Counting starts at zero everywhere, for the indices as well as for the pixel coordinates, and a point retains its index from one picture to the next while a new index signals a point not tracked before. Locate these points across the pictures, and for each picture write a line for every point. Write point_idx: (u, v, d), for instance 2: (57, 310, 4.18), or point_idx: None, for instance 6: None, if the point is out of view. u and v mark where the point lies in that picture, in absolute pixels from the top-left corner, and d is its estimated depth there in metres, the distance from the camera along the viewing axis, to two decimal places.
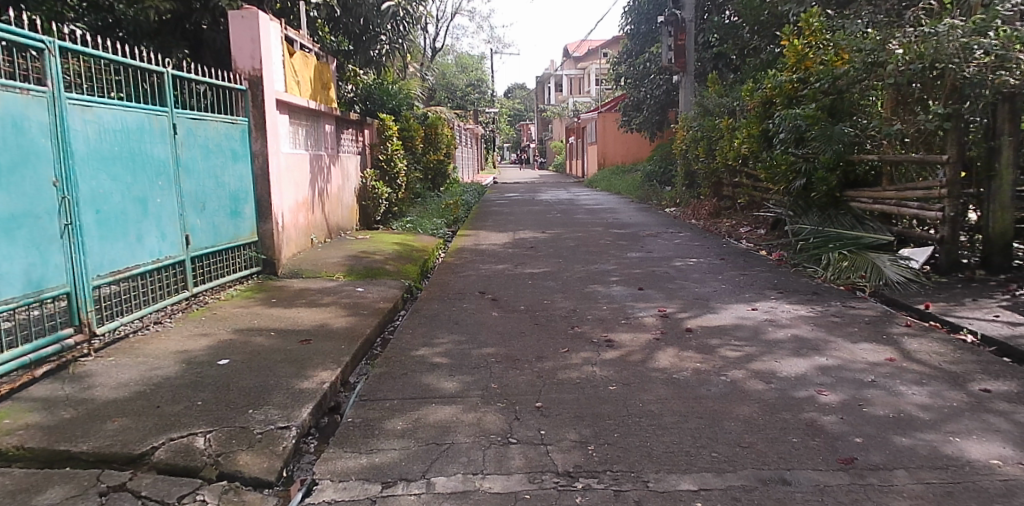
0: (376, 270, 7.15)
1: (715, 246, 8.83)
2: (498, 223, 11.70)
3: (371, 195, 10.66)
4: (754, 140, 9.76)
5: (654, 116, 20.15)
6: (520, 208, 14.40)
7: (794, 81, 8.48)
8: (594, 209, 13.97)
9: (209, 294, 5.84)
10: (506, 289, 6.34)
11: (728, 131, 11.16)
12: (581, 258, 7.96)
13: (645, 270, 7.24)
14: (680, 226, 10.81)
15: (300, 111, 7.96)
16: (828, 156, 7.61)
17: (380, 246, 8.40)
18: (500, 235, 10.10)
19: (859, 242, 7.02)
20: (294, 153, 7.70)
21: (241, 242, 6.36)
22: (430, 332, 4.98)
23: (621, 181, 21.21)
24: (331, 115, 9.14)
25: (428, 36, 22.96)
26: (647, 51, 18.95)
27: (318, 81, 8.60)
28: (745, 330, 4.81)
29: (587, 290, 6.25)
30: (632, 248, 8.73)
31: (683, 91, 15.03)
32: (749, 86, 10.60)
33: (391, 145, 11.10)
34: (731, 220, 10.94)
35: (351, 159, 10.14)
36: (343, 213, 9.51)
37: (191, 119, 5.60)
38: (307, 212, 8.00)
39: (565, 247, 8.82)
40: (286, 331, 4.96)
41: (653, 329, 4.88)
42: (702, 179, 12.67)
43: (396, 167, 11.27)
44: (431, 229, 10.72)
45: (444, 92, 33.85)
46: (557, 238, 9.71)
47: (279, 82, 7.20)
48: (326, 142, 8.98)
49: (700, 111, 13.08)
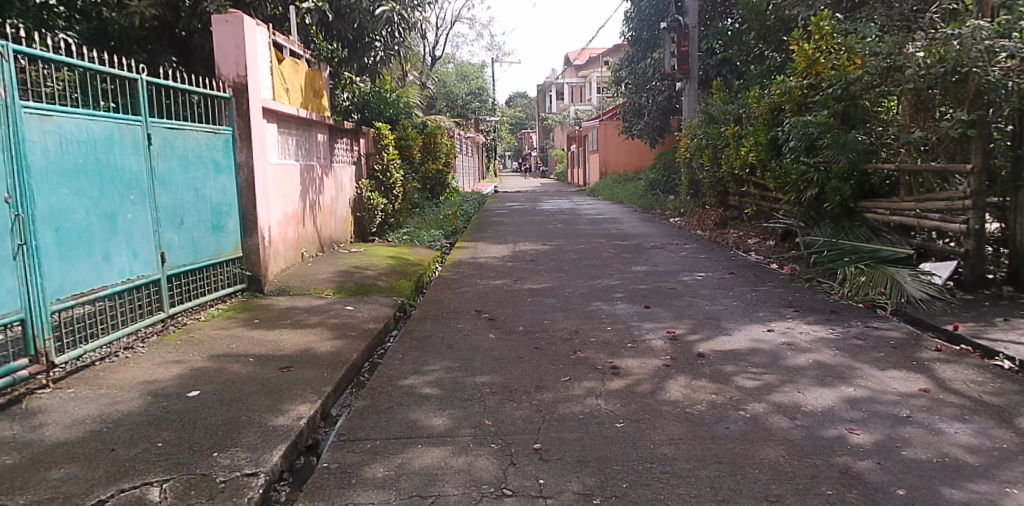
0: (368, 286, 6.80)
1: (723, 258, 8.46)
2: (497, 234, 11.35)
3: (366, 206, 10.31)
4: (762, 148, 9.40)
5: (655, 123, 19.83)
6: (520, 218, 14.08)
7: (805, 87, 8.20)
8: (596, 219, 13.62)
9: (187, 315, 5.49)
10: (504, 308, 5.98)
11: (734, 139, 10.81)
12: (583, 272, 7.60)
13: (650, 285, 6.88)
14: (685, 237, 10.45)
15: (290, 120, 7.62)
16: (842, 165, 7.26)
17: (374, 260, 8.04)
18: (499, 247, 9.75)
19: (876, 255, 6.66)
20: (282, 163, 7.36)
21: (224, 258, 6.00)
22: (421, 357, 4.63)
23: (623, 190, 20.89)
24: (324, 124, 8.81)
25: (427, 45, 22.73)
26: (649, 58, 18.62)
27: (310, 89, 8.28)
28: (762, 355, 4.44)
29: (590, 308, 5.89)
30: (636, 261, 8.37)
31: (685, 98, 14.72)
32: (756, 93, 10.26)
33: (387, 154, 10.77)
34: (738, 231, 10.59)
35: (346, 169, 9.80)
36: (336, 226, 9.16)
37: (168, 129, 5.26)
38: (297, 225, 7.65)
39: (566, 261, 8.45)
40: (265, 356, 4.60)
41: (662, 353, 4.52)
42: (707, 188, 12.32)
43: (393, 177, 10.93)
44: (428, 241, 10.37)
45: (444, 101, 33.59)
46: (558, 250, 9.36)
47: (266, 90, 6.87)
48: (319, 152, 8.65)
49: (704, 119, 12.75)
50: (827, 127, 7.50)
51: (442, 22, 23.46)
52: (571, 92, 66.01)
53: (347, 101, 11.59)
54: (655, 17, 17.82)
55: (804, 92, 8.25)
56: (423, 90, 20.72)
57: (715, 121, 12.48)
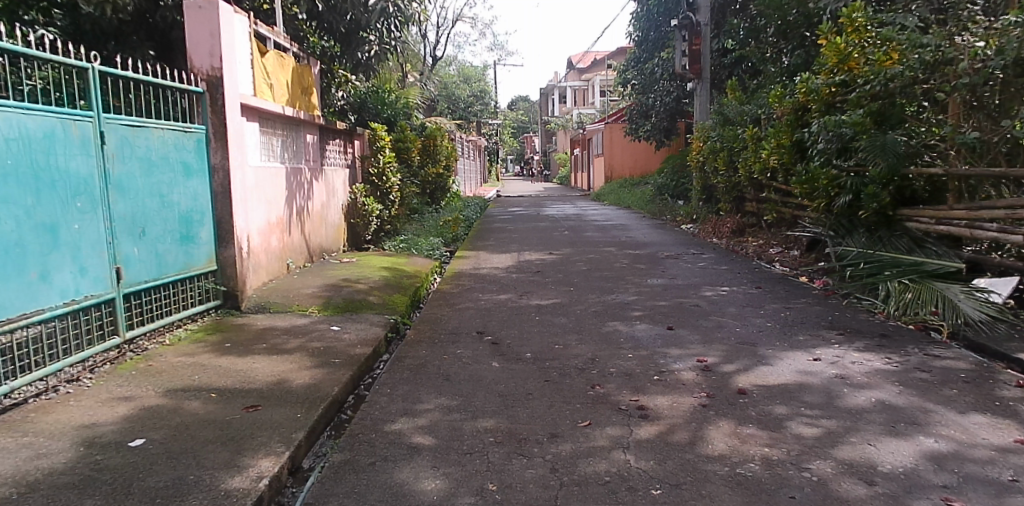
0: (357, 302, 6.12)
1: (746, 270, 7.80)
2: (500, 242, 10.69)
3: (361, 212, 9.64)
4: (787, 152, 8.73)
5: (663, 124, 19.18)
6: (525, 225, 13.42)
7: (834, 85, 7.56)
8: (604, 225, 12.97)
9: (148, 338, 4.82)
10: (509, 328, 5.31)
11: (753, 142, 10.14)
12: (595, 286, 6.92)
13: (670, 302, 6.20)
14: (701, 246, 9.79)
15: (274, 120, 6.97)
16: (880, 170, 6.60)
17: (366, 271, 7.39)
18: (503, 256, 9.08)
19: (920, 268, 5.97)
20: (265, 166, 6.70)
21: (194, 272, 5.34)
22: (414, 390, 3.97)
23: (630, 195, 20.23)
24: (314, 124, 8.16)
25: (428, 46, 22.13)
26: (657, 57, 17.98)
27: (298, 85, 7.63)
28: (815, 393, 3.77)
29: (606, 330, 5.22)
30: (652, 273, 7.70)
31: (697, 100, 14.08)
32: (777, 92, 9.63)
33: (383, 157, 10.08)
34: (757, 239, 9.93)
35: (338, 173, 9.15)
36: (327, 234, 8.51)
37: (127, 126, 4.61)
38: (282, 234, 7.00)
39: (576, 273, 7.79)
40: (231, 392, 3.93)
41: (695, 388, 3.85)
42: (723, 194, 11.65)
43: (389, 181, 10.26)
44: (426, 250, 9.70)
45: (445, 105, 32.99)
46: (566, 260, 8.68)
47: (246, 86, 6.23)
48: (308, 155, 8.00)
49: (719, 120, 12.08)
50: (863, 127, 6.84)
51: (443, 22, 22.83)
52: (574, 95, 65.39)
53: (340, 100, 10.91)
54: (663, 17, 17.19)
55: (834, 90, 7.61)
56: (423, 92, 20.09)
57: (730, 122, 11.81)
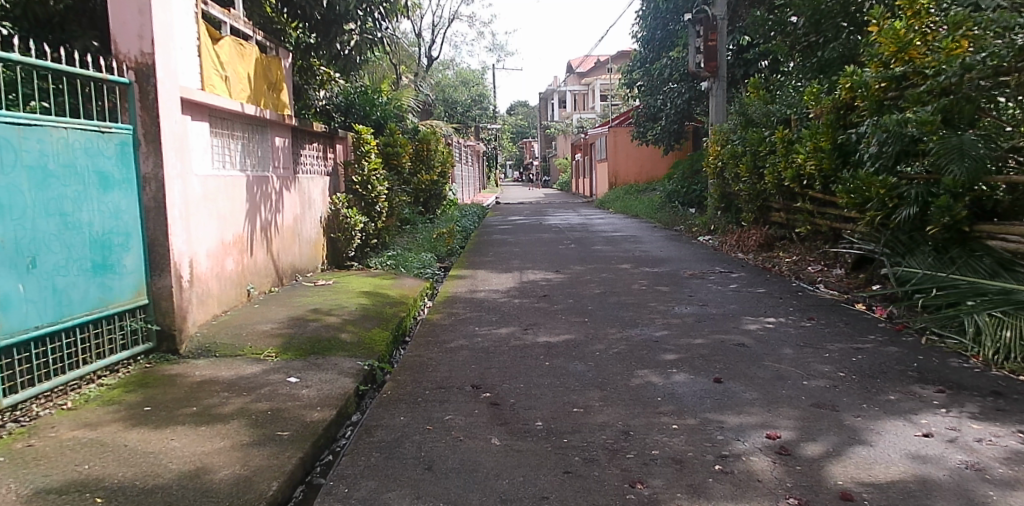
0: (326, 341, 4.99)
1: (788, 294, 6.68)
2: (500, 258, 9.58)
3: (343, 226, 8.49)
4: (827, 156, 7.80)
5: (672, 127, 18.06)
6: (527, 237, 12.31)
7: (889, 78, 6.64)
8: (614, 237, 11.86)
9: (43, 401, 3.71)
10: (513, 381, 4.19)
11: (783, 145, 9.02)
12: (615, 318, 5.78)
13: (709, 339, 5.07)
14: (727, 262, 8.71)
15: (230, 119, 5.86)
16: (954, 177, 5.52)
17: (344, 297, 6.29)
18: (503, 276, 7.97)
19: (1010, 297, 4.75)
20: (219, 174, 5.60)
21: (113, 309, 4.22)
22: (382, 489, 2.84)
23: (637, 202, 19.14)
24: (285, 126, 7.06)
25: (423, 46, 21.02)
26: (665, 57, 16.85)
27: (263, 80, 6.53)
28: (950, 499, 2.65)
29: (637, 384, 4.09)
30: (678, 298, 6.58)
31: (712, 101, 13.12)
32: (814, 88, 8.66)
33: (369, 163, 8.99)
34: (790, 255, 8.88)
35: (315, 182, 8.05)
36: (300, 251, 7.40)
37: (11, 126, 3.51)
38: (241, 255, 5.90)
39: (588, 298, 6.66)
40: (127, 493, 2.81)
41: (778, 489, 2.73)
42: (746, 203, 10.53)
43: (377, 189, 9.09)
44: (416, 268, 8.58)
45: (442, 108, 31.91)
46: (577, 281, 7.56)
47: (189, 78, 5.13)
48: (277, 160, 6.89)
49: (742, 122, 10.97)
50: (933, 127, 5.83)
51: (439, 21, 21.71)
52: (574, 99, 64.34)
53: (323, 100, 10.00)
54: (672, 14, 16.14)
55: (886, 85, 6.70)
56: (418, 93, 18.96)
57: (754, 124, 10.69)
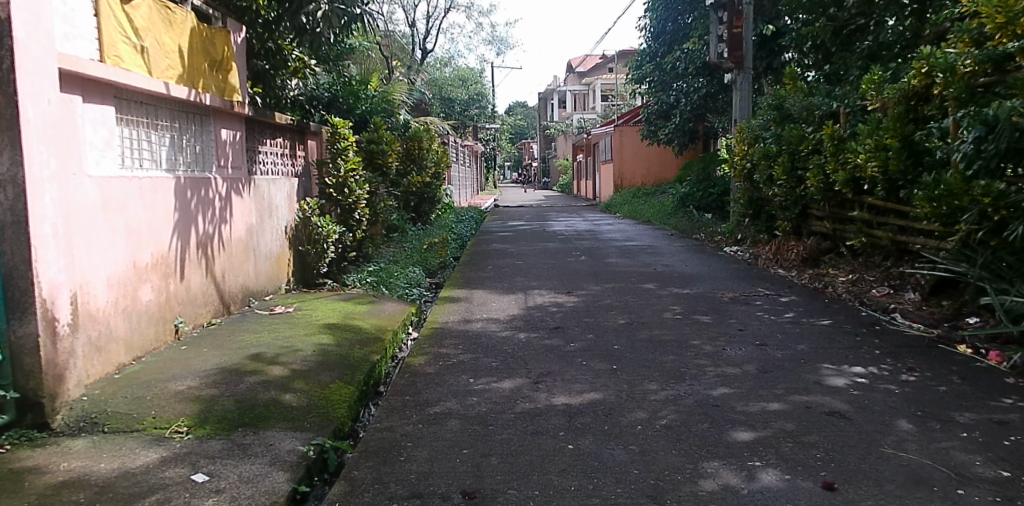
0: (262, 407, 3.61)
1: (863, 328, 5.32)
2: (501, 274, 8.22)
3: (313, 238, 7.16)
4: (894, 156, 6.47)
5: (687, 125, 16.82)
6: (530, 246, 10.96)
7: (990, 59, 5.31)
8: (629, 248, 10.48)
9: None
10: (523, 484, 2.82)
11: (832, 144, 7.67)
12: (654, 366, 4.40)
13: (788, 404, 3.70)
14: (768, 281, 7.37)
15: (147, 103, 4.50)
16: None
17: (302, 331, 4.93)
18: (504, 300, 6.61)
19: None
20: (131, 176, 4.25)
21: None
22: None
23: (647, 207, 17.73)
24: (234, 115, 5.71)
25: (416, 38, 19.71)
26: (679, 49, 15.54)
27: (202, 56, 5.19)
28: None
29: (708, 491, 2.72)
30: (725, 333, 5.21)
31: (736, 95, 11.87)
32: (874, 76, 7.36)
33: (346, 162, 7.55)
34: (842, 273, 7.56)
35: (278, 185, 6.71)
36: (255, 270, 6.06)
37: None
38: (164, 281, 4.55)
39: (612, 333, 5.29)
40: None
41: None
42: (782, 211, 9.18)
43: (355, 192, 7.52)
44: (401, 288, 7.22)
45: (437, 107, 30.57)
46: (595, 308, 6.17)
47: (81, 45, 3.77)
48: (223, 158, 5.55)
49: (776, 118, 9.62)
50: None
51: (432, 11, 20.37)
52: (574, 100, 63.03)
53: (296, 92, 9.10)
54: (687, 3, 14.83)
55: (980, 68, 5.40)
56: (410, 88, 17.62)
57: (791, 120, 9.38)
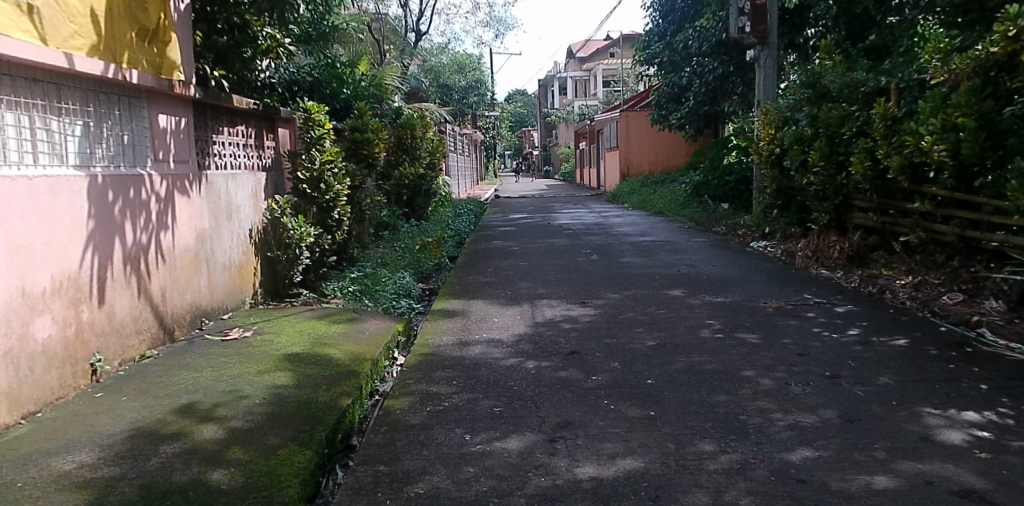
0: (176, 494, 2.57)
1: (953, 350, 4.29)
2: (504, 279, 7.22)
3: (285, 242, 6.18)
4: (967, 138, 5.42)
5: (701, 109, 15.77)
6: (536, 243, 9.96)
7: None
8: (644, 244, 9.46)
9: None
10: None
11: (885, 124, 6.62)
12: (703, 413, 3.39)
13: (901, 478, 2.69)
14: (813, 285, 6.36)
15: (41, 78, 3.47)
16: None
17: (255, 366, 3.93)
18: (508, 314, 5.61)
19: None
20: (16, 174, 3.21)
21: None
22: None
23: (657, 196, 16.69)
24: (173, 98, 4.68)
25: (409, 20, 18.62)
26: (691, 26, 14.45)
27: (127, 22, 4.16)
28: None
29: None
30: (782, 359, 4.20)
31: (758, 74, 10.82)
32: (936, 45, 6.31)
33: (322, 153, 6.59)
34: (897, 275, 6.55)
35: (240, 180, 5.68)
36: (208, 284, 5.06)
37: None
38: (73, 310, 3.54)
39: (641, 360, 4.29)
40: None
41: None
42: (817, 202, 8.15)
43: (333, 187, 6.53)
44: (387, 298, 6.22)
45: (434, 94, 29.48)
46: (616, 324, 5.15)
47: None
48: (160, 150, 4.52)
49: (811, 97, 8.57)
50: None
51: None
52: (575, 87, 61.78)
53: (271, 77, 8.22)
54: None
55: None
56: (403, 72, 16.56)
57: (828, 98, 8.34)
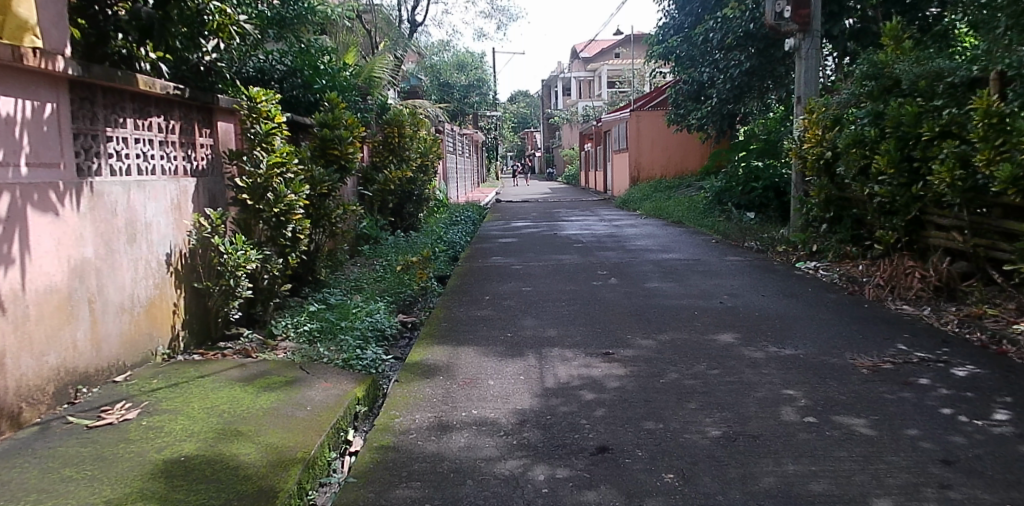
0: None
1: None
2: (504, 311, 5.78)
3: (218, 270, 4.74)
4: None
5: (724, 107, 14.33)
6: (542, 261, 8.52)
7: None
8: (670, 264, 8.00)
9: None
10: None
11: (988, 123, 5.17)
12: None
13: None
14: (904, 331, 4.89)
15: None
16: None
17: (106, 495, 2.47)
18: (506, 372, 4.16)
19: None
20: None
21: None
22: None
23: (673, 203, 15.23)
24: (17, 72, 3.21)
25: (403, 10, 17.17)
26: (713, 17, 12.98)
27: None
28: None
29: None
30: (926, 474, 2.75)
31: (800, 66, 9.33)
32: None
33: (270, 153, 5.17)
34: (1009, 315, 5.07)
35: (149, 189, 4.23)
36: (89, 337, 3.61)
37: None
38: None
39: (708, 470, 2.83)
40: None
41: None
42: (883, 217, 6.71)
43: (284, 197, 5.14)
44: (352, 342, 4.76)
45: (433, 92, 27.95)
46: (659, 395, 3.69)
47: None
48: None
49: (873, 91, 7.16)
50: None
51: None
52: (580, 87, 60.28)
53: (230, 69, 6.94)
54: None
55: None
56: (395, 65, 15.06)
57: (898, 91, 6.88)
